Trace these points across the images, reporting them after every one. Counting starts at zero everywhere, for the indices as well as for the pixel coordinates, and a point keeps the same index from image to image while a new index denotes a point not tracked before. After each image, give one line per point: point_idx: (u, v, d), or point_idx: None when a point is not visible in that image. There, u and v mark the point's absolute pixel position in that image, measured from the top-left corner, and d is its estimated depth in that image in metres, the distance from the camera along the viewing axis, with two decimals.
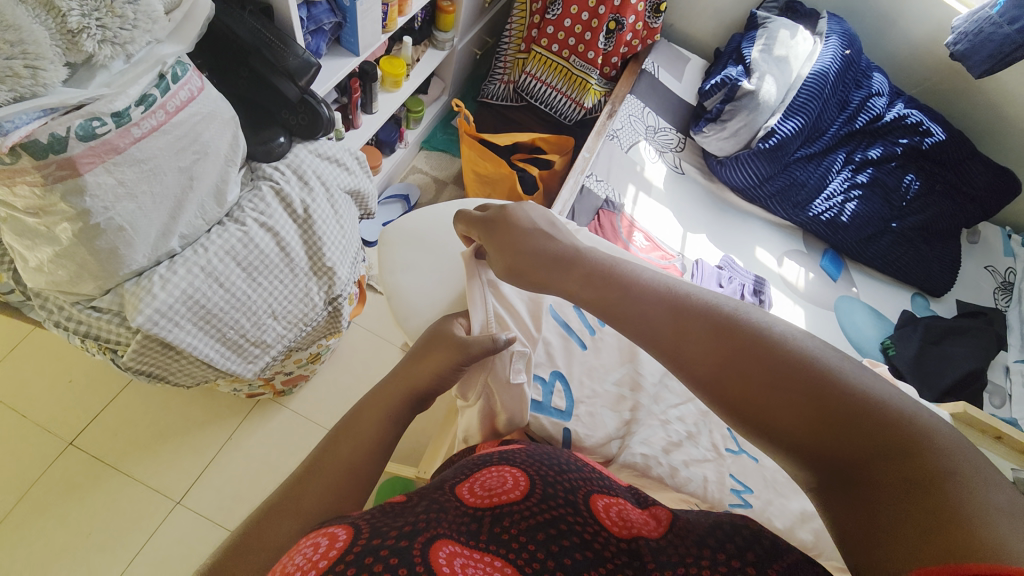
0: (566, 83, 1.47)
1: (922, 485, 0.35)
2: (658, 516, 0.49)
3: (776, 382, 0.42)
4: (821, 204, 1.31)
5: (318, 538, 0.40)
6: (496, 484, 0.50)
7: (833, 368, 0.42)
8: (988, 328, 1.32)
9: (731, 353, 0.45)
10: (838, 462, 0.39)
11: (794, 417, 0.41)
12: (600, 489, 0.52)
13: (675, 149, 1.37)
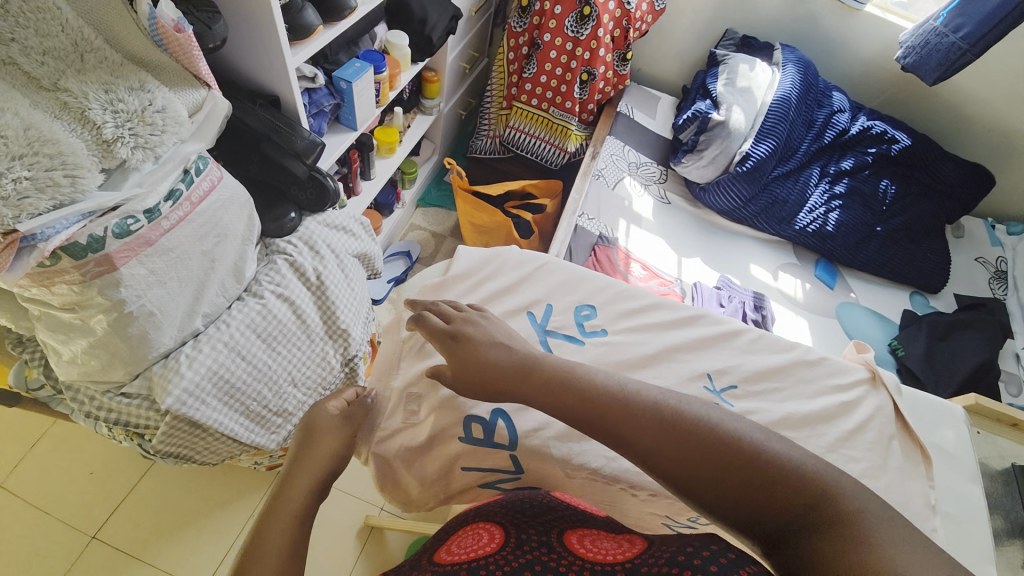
0: (549, 132, 1.56)
1: (820, 527, 0.42)
2: (633, 542, 0.52)
3: (710, 456, 0.46)
4: (805, 216, 1.36)
5: None
6: (472, 539, 0.54)
7: (750, 438, 0.47)
8: (990, 318, 1.35)
9: (662, 433, 0.48)
10: (758, 522, 0.44)
11: (723, 482, 0.45)
12: (573, 523, 0.56)
13: (658, 181, 1.43)
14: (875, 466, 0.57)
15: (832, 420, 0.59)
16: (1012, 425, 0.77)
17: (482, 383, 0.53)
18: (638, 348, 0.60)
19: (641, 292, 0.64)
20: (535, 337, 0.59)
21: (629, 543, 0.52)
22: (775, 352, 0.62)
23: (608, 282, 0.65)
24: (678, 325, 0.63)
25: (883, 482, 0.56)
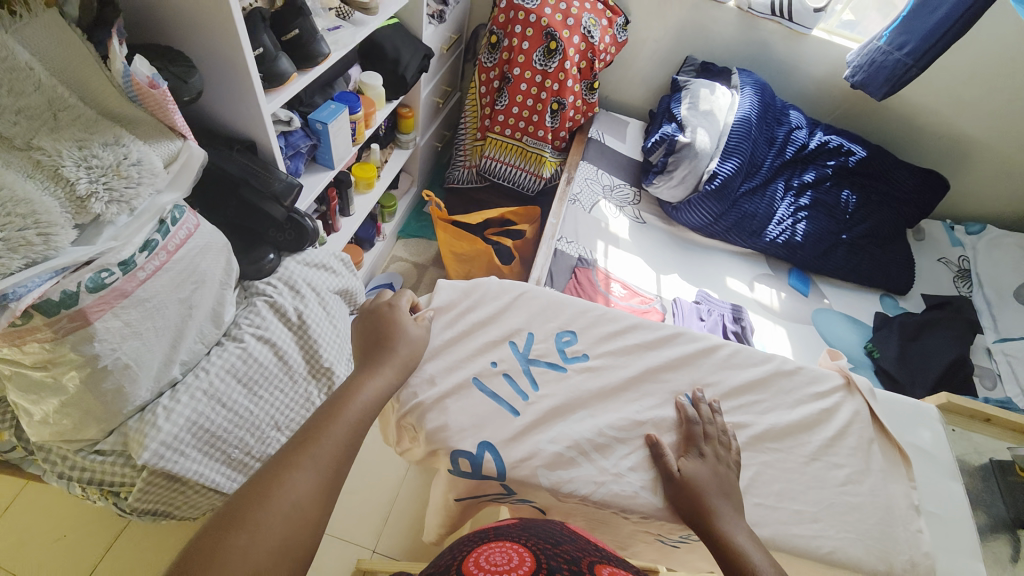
0: (524, 160, 1.60)
1: None
2: None
3: None
4: (774, 229, 1.42)
5: None
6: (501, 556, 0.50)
7: None
8: (956, 316, 1.41)
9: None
10: None
11: None
12: (598, 558, 0.53)
13: (632, 202, 1.48)
14: (857, 469, 0.59)
15: (814, 428, 0.60)
16: (988, 420, 0.79)
17: (683, 496, 0.50)
18: (622, 370, 0.60)
19: (619, 314, 0.65)
20: (518, 367, 0.59)
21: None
22: (753, 364, 0.64)
23: (584, 306, 0.65)
24: (658, 347, 0.63)
25: (866, 485, 0.58)
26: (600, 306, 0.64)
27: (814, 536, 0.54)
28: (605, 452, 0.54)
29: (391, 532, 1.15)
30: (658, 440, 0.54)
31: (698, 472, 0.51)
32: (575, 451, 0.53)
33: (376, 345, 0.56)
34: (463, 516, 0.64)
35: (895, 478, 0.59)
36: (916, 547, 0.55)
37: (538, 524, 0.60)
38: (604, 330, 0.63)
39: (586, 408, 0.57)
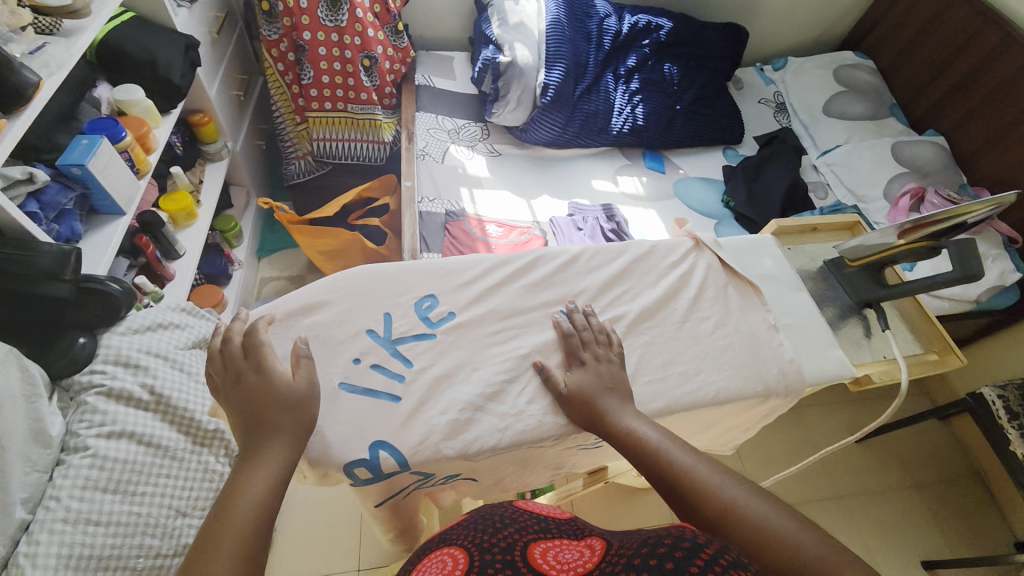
0: (358, 130, 1.47)
1: None
2: (591, 545, 0.56)
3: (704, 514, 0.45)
4: (618, 120, 1.46)
5: None
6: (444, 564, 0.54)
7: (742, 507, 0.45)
8: (783, 146, 1.60)
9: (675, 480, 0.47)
10: None
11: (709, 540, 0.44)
12: (538, 534, 0.58)
13: (483, 137, 1.43)
14: (721, 315, 0.65)
15: (677, 295, 0.66)
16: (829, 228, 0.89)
17: (582, 411, 0.53)
18: (496, 313, 0.59)
19: (477, 261, 0.63)
20: (385, 354, 0.54)
21: (589, 549, 0.55)
22: (613, 259, 0.67)
23: (438, 265, 0.61)
24: (527, 278, 0.62)
25: (731, 323, 0.65)
26: (455, 261, 0.62)
27: (701, 386, 0.59)
28: (501, 397, 0.54)
29: (370, 541, 1.14)
30: (543, 365, 0.55)
31: (581, 380, 0.54)
32: (475, 412, 0.52)
33: (251, 425, 0.46)
34: (406, 507, 0.63)
35: (751, 308, 0.67)
36: (781, 358, 0.63)
37: (483, 510, 0.66)
38: (465, 281, 0.60)
39: (471, 364, 0.55)
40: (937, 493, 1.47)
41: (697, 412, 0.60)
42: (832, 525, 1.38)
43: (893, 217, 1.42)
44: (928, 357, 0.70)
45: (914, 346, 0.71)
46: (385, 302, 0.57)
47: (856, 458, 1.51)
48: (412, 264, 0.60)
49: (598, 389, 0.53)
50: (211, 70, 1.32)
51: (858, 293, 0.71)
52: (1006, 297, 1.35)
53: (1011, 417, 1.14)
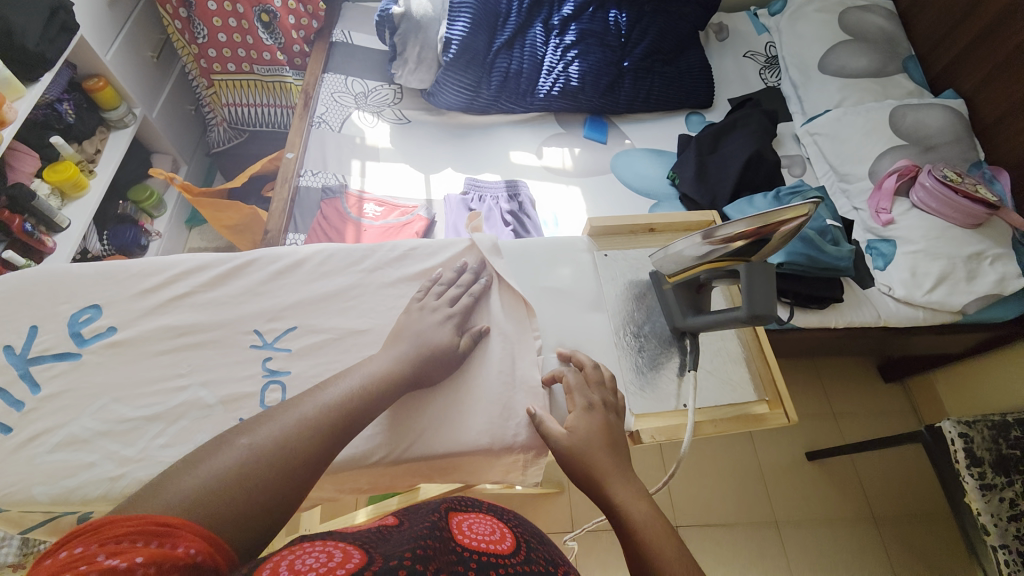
0: (268, 94, 1.38)
1: None
2: None
3: None
4: (545, 82, 1.28)
5: (332, 550, 0.37)
6: (487, 531, 0.47)
7: None
8: (753, 110, 1.31)
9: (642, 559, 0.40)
10: None
11: None
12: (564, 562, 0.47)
13: (393, 102, 1.30)
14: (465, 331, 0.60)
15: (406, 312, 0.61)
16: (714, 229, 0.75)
17: (575, 461, 0.48)
18: (167, 331, 0.58)
19: (180, 261, 0.62)
20: (15, 376, 0.55)
21: None
22: (346, 267, 0.64)
23: (152, 263, 0.61)
24: (242, 279, 0.62)
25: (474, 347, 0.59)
26: (151, 261, 0.61)
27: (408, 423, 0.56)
28: (130, 436, 0.53)
29: None
30: (538, 412, 0.53)
31: (586, 433, 0.49)
32: (93, 447, 0.52)
33: (404, 347, 0.54)
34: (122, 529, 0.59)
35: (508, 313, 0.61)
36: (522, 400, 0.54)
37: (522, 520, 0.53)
38: (143, 289, 0.60)
39: (111, 394, 0.55)
40: (898, 529, 1.27)
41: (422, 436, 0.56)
42: (759, 553, 1.22)
43: (875, 203, 1.16)
44: (750, 412, 0.56)
45: (739, 395, 0.57)
46: (105, 297, 0.59)
47: (805, 480, 1.32)
48: (89, 270, 0.60)
49: (595, 434, 0.49)
50: (119, 38, 1.28)
51: (673, 318, 0.58)
52: (1009, 310, 1.09)
53: (971, 463, 0.89)
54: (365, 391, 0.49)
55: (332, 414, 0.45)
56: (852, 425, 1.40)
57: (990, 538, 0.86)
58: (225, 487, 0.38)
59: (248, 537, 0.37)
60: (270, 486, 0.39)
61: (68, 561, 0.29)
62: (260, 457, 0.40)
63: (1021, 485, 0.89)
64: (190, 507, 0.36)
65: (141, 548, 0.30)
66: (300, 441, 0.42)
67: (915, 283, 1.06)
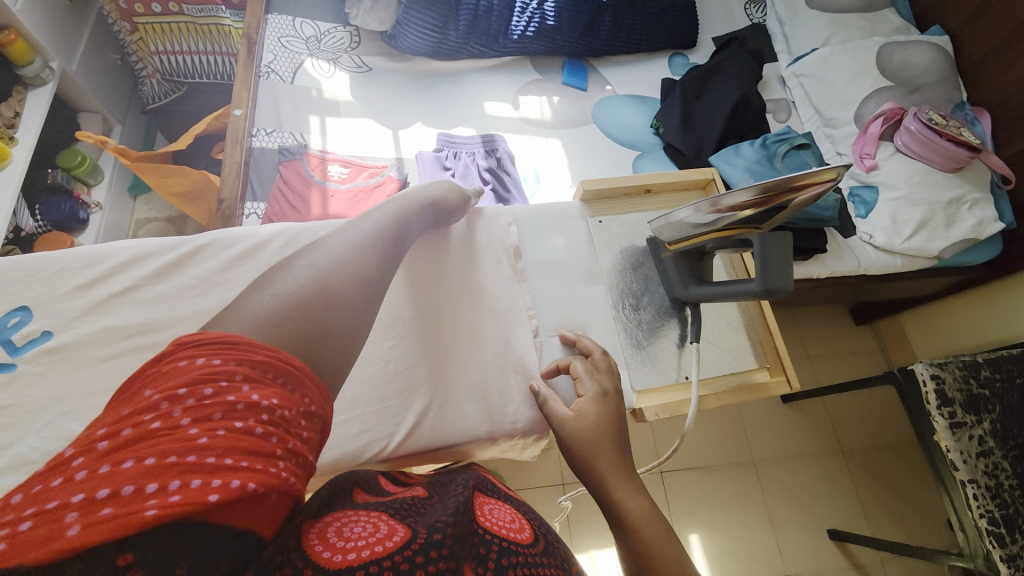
0: (205, 39, 1.21)
1: None
2: None
3: None
4: (519, 20, 1.16)
5: (377, 523, 0.37)
6: (507, 518, 0.46)
7: None
8: (740, 49, 1.24)
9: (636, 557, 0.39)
10: None
11: None
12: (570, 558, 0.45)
13: (351, 46, 1.16)
14: (470, 316, 0.60)
15: (387, 295, 0.58)
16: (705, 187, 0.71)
17: (581, 447, 0.46)
18: (111, 333, 0.52)
19: (119, 249, 0.55)
20: None
21: None
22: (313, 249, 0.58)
23: (81, 252, 0.54)
24: (189, 268, 0.55)
25: (472, 331, 0.59)
26: (84, 253, 0.54)
27: (397, 415, 0.54)
28: None
29: None
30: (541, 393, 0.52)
31: (593, 422, 0.47)
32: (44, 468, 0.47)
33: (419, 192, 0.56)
34: None
35: (507, 292, 0.62)
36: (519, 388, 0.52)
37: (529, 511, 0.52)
38: (76, 286, 0.53)
39: (59, 407, 0.50)
40: (865, 460, 1.37)
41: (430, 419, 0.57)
42: (739, 491, 1.29)
43: (861, 147, 1.13)
44: (751, 381, 0.61)
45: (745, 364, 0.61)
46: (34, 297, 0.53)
47: (782, 421, 1.39)
48: (10, 265, 0.53)
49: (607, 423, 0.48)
50: None
51: (670, 287, 0.60)
52: (981, 254, 1.11)
53: (942, 403, 0.94)
54: (387, 225, 0.46)
55: (365, 240, 0.43)
56: (826, 366, 1.46)
57: (958, 473, 0.92)
58: (288, 310, 0.33)
59: (330, 349, 0.34)
60: (333, 299, 0.36)
61: (209, 375, 0.28)
62: (310, 279, 0.36)
63: (988, 422, 0.95)
64: (264, 336, 0.31)
65: (273, 388, 0.29)
66: (346, 261, 0.39)
67: (896, 230, 1.06)
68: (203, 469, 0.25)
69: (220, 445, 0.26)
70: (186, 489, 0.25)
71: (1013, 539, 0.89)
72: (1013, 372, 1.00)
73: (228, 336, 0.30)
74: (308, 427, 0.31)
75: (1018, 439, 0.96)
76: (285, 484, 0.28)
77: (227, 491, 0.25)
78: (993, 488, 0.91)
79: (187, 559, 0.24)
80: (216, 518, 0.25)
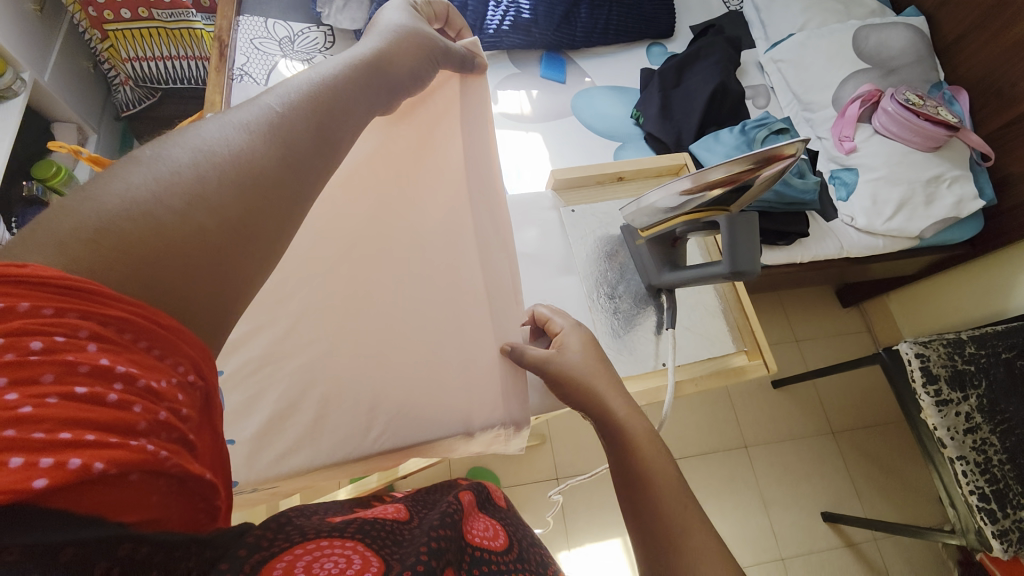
0: (177, 44, 1.20)
1: None
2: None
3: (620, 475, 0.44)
4: (494, 15, 1.17)
5: (349, 555, 0.33)
6: (483, 526, 0.48)
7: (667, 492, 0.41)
8: (716, 37, 1.24)
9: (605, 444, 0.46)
10: None
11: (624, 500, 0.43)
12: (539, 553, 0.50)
13: (324, 46, 1.15)
14: (455, 297, 0.57)
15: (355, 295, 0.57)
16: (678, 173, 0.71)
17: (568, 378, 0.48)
18: None
19: None
20: None
21: None
22: None
23: None
24: None
25: (456, 315, 0.57)
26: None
27: (369, 417, 0.57)
28: None
29: None
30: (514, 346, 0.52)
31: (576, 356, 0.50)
32: None
33: (395, 36, 0.38)
34: None
35: (490, 264, 0.55)
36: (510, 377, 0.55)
37: (501, 518, 0.54)
38: None
39: None
40: (855, 439, 1.37)
41: (409, 419, 0.57)
42: (731, 477, 1.30)
43: (839, 130, 1.13)
44: (731, 365, 0.61)
45: (725, 348, 0.62)
46: None
47: (774, 406, 1.39)
48: None
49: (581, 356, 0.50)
50: None
51: (647, 275, 0.62)
52: (961, 231, 1.12)
53: (927, 381, 0.95)
54: (352, 76, 0.33)
55: (309, 88, 0.30)
56: (814, 350, 1.47)
57: (947, 450, 0.93)
58: (178, 181, 0.23)
59: (247, 241, 0.25)
60: (253, 169, 0.25)
61: (36, 324, 0.18)
62: (219, 142, 0.25)
63: (974, 398, 0.96)
64: (130, 223, 0.22)
65: (131, 355, 0.19)
66: (277, 122, 0.28)
67: (876, 211, 1.07)
68: (29, 446, 0.16)
69: (55, 416, 0.17)
70: (6, 467, 0.16)
71: (1004, 513, 0.90)
72: (1003, 348, 1.01)
73: (64, 278, 0.19)
74: (188, 403, 0.22)
75: (1007, 412, 0.96)
76: (166, 462, 0.19)
77: (65, 474, 0.17)
78: (983, 464, 0.92)
79: (21, 547, 0.16)
80: (57, 502, 0.17)
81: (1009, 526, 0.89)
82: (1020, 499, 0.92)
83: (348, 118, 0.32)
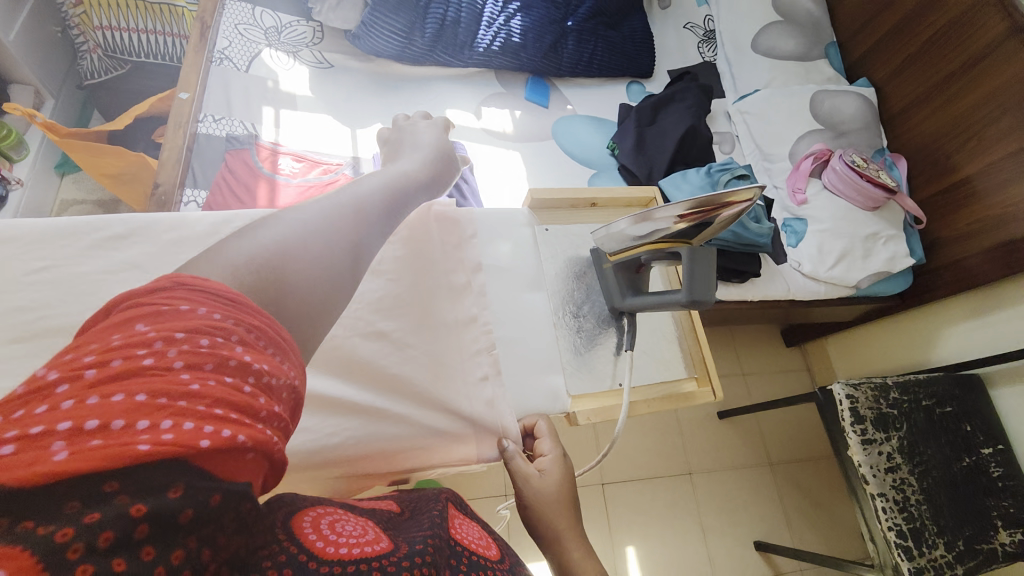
0: (153, 19, 1.16)
1: None
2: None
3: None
4: (485, 34, 1.20)
5: (363, 529, 0.35)
6: (476, 534, 0.43)
7: None
8: (690, 84, 1.32)
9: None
10: None
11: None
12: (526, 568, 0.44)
13: (311, 41, 1.14)
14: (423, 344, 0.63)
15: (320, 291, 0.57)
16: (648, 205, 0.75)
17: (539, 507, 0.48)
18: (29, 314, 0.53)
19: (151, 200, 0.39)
20: None
21: None
22: None
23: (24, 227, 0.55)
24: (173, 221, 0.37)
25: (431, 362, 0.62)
26: (44, 227, 0.56)
27: None
28: None
29: None
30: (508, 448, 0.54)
31: (553, 484, 0.50)
32: None
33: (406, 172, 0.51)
34: None
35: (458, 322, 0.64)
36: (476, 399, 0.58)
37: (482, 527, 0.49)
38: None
39: None
40: (790, 473, 1.45)
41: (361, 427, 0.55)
42: (675, 503, 1.33)
43: (794, 182, 1.23)
44: (682, 390, 0.64)
45: (677, 374, 0.65)
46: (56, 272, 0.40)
47: (720, 437, 1.45)
48: None
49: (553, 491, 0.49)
50: None
51: (611, 298, 0.64)
52: (892, 284, 1.23)
53: (855, 420, 1.03)
54: (379, 200, 0.44)
55: (347, 210, 0.40)
56: (758, 385, 1.55)
57: (870, 487, 1.00)
58: (288, 261, 0.33)
59: (294, 320, 0.32)
60: (304, 269, 0.34)
61: (204, 325, 0.25)
62: (289, 244, 0.35)
63: (895, 439, 1.04)
64: (257, 284, 0.31)
65: (257, 354, 0.27)
66: (337, 229, 0.38)
67: (821, 259, 1.16)
68: (196, 413, 0.23)
69: (211, 395, 0.23)
70: (181, 428, 0.22)
71: (919, 551, 0.98)
72: (924, 397, 1.11)
73: (221, 292, 0.28)
74: (277, 405, 0.27)
75: (924, 455, 1.05)
76: (271, 446, 0.25)
77: (219, 440, 0.22)
78: (901, 502, 1.00)
79: (180, 488, 0.21)
80: (201, 465, 0.22)
81: (923, 564, 0.97)
82: (935, 538, 0.99)
83: (371, 235, 0.41)
